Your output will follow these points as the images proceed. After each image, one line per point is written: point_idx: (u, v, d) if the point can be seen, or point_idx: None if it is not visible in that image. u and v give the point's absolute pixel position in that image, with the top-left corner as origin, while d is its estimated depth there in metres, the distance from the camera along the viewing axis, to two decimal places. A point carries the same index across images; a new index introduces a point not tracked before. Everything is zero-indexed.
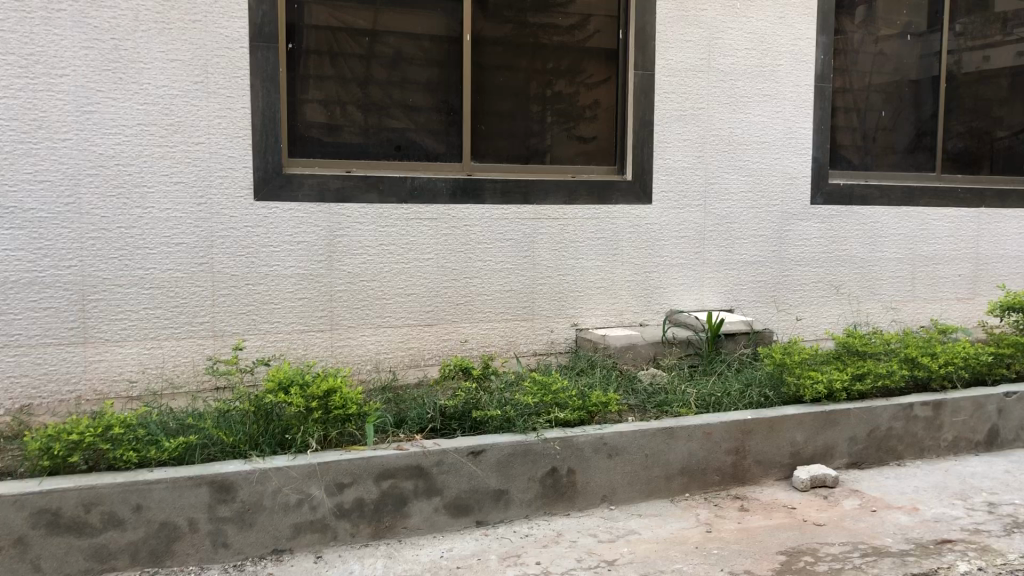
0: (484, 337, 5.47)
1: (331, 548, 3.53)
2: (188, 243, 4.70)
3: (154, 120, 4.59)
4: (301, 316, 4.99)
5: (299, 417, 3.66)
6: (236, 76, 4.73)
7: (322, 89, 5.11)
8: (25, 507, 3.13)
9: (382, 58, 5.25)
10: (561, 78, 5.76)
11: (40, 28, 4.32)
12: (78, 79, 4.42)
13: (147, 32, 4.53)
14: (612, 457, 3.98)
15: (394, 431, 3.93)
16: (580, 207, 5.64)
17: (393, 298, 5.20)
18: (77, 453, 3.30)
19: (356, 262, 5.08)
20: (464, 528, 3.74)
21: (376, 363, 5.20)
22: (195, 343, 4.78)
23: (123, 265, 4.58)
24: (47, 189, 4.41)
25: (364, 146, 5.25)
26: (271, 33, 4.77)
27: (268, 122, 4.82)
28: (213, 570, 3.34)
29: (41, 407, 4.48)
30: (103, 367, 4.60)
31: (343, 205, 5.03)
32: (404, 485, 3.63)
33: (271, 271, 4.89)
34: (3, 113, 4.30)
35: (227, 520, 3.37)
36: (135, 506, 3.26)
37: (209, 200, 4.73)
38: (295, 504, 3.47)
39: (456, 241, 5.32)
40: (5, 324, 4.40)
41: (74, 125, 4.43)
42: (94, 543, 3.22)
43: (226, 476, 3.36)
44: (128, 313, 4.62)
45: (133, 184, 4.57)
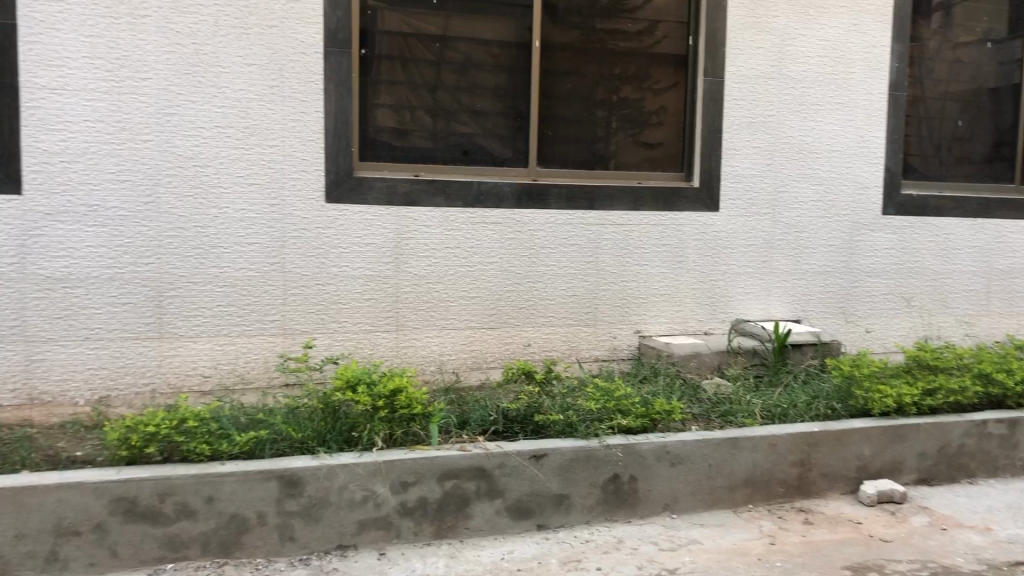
0: (547, 342, 5.49)
1: (394, 545, 3.58)
2: (261, 243, 4.82)
3: (232, 123, 4.72)
4: (368, 317, 5.08)
5: (366, 416, 3.74)
6: (311, 80, 4.84)
7: (393, 94, 5.20)
8: (104, 495, 3.24)
9: (451, 64, 5.32)
10: (628, 84, 5.76)
11: (126, 34, 4.49)
12: (160, 83, 4.57)
13: (226, 37, 4.66)
14: (675, 466, 3.96)
15: (457, 432, 3.98)
16: (646, 214, 5.62)
17: (457, 301, 5.26)
18: (153, 443, 3.41)
19: (422, 264, 5.15)
20: (525, 531, 3.76)
21: (440, 364, 5.26)
22: (265, 340, 4.89)
23: (198, 263, 4.72)
24: (129, 188, 4.57)
25: (433, 151, 5.32)
26: (345, 39, 4.86)
27: (340, 125, 4.92)
28: (280, 563, 3.42)
29: (118, 399, 4.65)
30: (177, 362, 4.74)
31: (411, 208, 5.10)
32: (466, 486, 3.66)
33: (340, 272, 4.99)
34: (89, 115, 4.47)
35: (294, 514, 3.46)
36: (207, 498, 3.36)
37: (282, 201, 4.85)
38: (361, 501, 3.53)
39: (521, 246, 5.35)
40: (87, 318, 4.57)
41: (155, 127, 4.59)
42: (167, 532, 3.32)
43: (295, 470, 3.45)
44: (203, 310, 4.76)
45: (210, 184, 4.71)
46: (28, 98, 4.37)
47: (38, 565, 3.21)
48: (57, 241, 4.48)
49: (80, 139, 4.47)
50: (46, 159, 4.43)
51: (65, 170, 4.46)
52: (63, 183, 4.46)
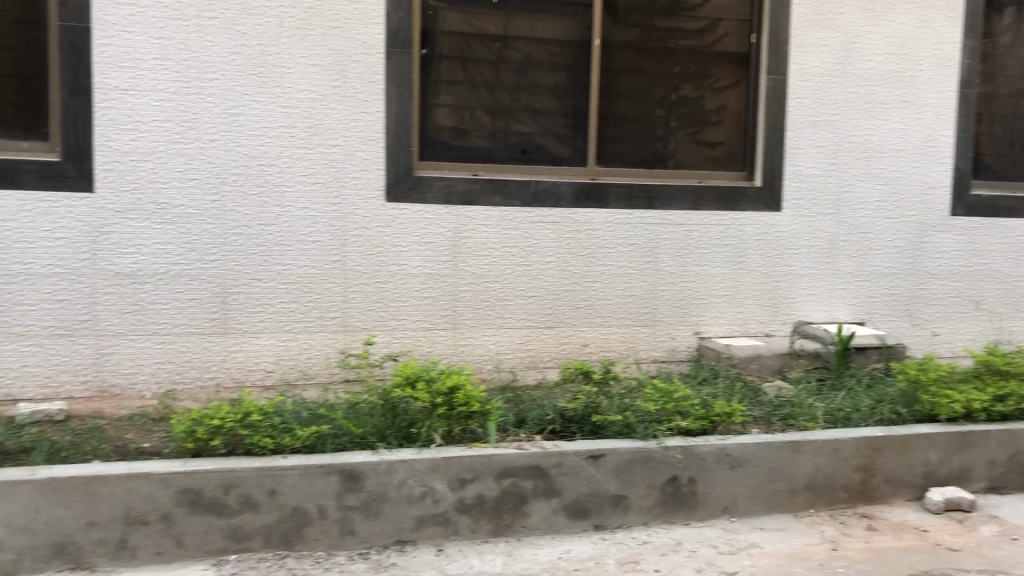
0: (605, 342, 5.47)
1: (452, 542, 3.61)
2: (322, 241, 4.89)
3: (295, 122, 4.80)
4: (426, 315, 5.12)
5: (425, 413, 3.76)
6: (372, 80, 4.89)
7: (453, 94, 5.23)
8: (170, 486, 3.32)
9: (511, 63, 5.33)
10: (688, 83, 5.70)
11: (194, 35, 4.59)
12: (226, 83, 4.66)
13: (290, 38, 4.73)
14: (735, 468, 3.91)
15: (514, 430, 3.98)
16: (706, 213, 5.57)
17: (515, 300, 5.26)
18: (218, 436, 3.49)
19: (480, 263, 5.18)
20: (582, 531, 3.75)
21: (497, 363, 5.27)
22: (326, 337, 4.96)
23: (261, 260, 4.81)
24: (196, 186, 4.67)
25: (492, 150, 5.34)
26: (406, 39, 4.91)
27: (401, 125, 4.96)
28: (340, 557, 3.47)
29: (184, 392, 4.76)
30: (240, 357, 4.84)
31: (470, 207, 5.12)
32: (524, 485, 3.67)
33: (399, 270, 5.03)
34: (159, 114, 4.58)
35: (354, 509, 3.50)
36: (270, 491, 3.42)
37: (343, 200, 4.91)
38: (419, 497, 3.56)
39: (579, 245, 5.34)
40: (155, 313, 4.68)
41: (222, 127, 4.68)
42: (231, 524, 3.39)
43: (355, 465, 3.49)
44: (266, 306, 4.85)
45: (274, 183, 4.79)
46: (100, 98, 4.49)
47: (107, 553, 3.29)
48: (127, 238, 4.60)
49: (150, 138, 4.58)
50: (117, 158, 4.55)
51: (135, 169, 4.58)
52: (133, 181, 4.58)
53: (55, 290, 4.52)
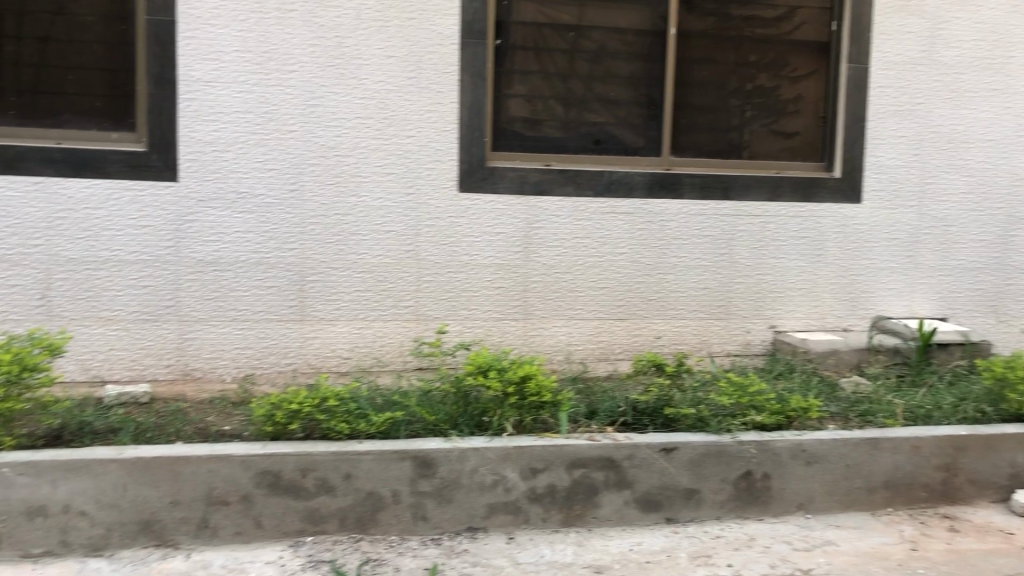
0: (677, 334, 5.42)
1: (523, 530, 3.63)
2: (396, 231, 4.95)
3: (371, 113, 4.86)
4: (497, 305, 5.14)
5: (497, 401, 3.78)
6: (447, 71, 4.92)
7: (527, 84, 5.24)
8: (250, 468, 3.41)
9: (585, 53, 5.30)
10: (765, 72, 5.60)
11: (274, 28, 4.68)
12: (304, 75, 4.75)
13: (367, 30, 4.79)
14: (811, 464, 3.84)
15: (586, 421, 3.97)
16: (783, 205, 5.47)
17: (586, 291, 5.25)
18: (296, 420, 3.57)
19: (552, 254, 5.18)
20: (653, 524, 3.73)
21: (568, 354, 5.27)
22: (400, 325, 5.02)
23: (337, 249, 4.89)
24: (275, 176, 4.78)
25: (565, 140, 5.33)
26: (481, 30, 4.92)
27: (475, 115, 4.98)
28: (413, 541, 3.52)
29: (263, 377, 4.88)
30: (317, 344, 4.93)
31: (542, 197, 5.12)
32: (595, 476, 3.67)
33: (472, 260, 5.07)
34: (240, 106, 4.69)
35: (427, 495, 3.55)
36: (346, 475, 3.48)
37: (417, 190, 4.96)
38: (491, 485, 3.59)
39: (652, 237, 5.30)
40: (235, 300, 4.81)
41: (300, 117, 4.77)
42: (308, 506, 3.46)
43: (428, 452, 3.53)
44: (341, 295, 4.93)
45: (350, 173, 4.86)
46: (185, 90, 4.62)
47: (190, 531, 3.40)
48: (209, 226, 4.73)
49: (232, 129, 4.70)
50: (200, 148, 4.67)
51: (217, 159, 4.70)
52: (215, 171, 4.70)
53: (141, 277, 4.67)
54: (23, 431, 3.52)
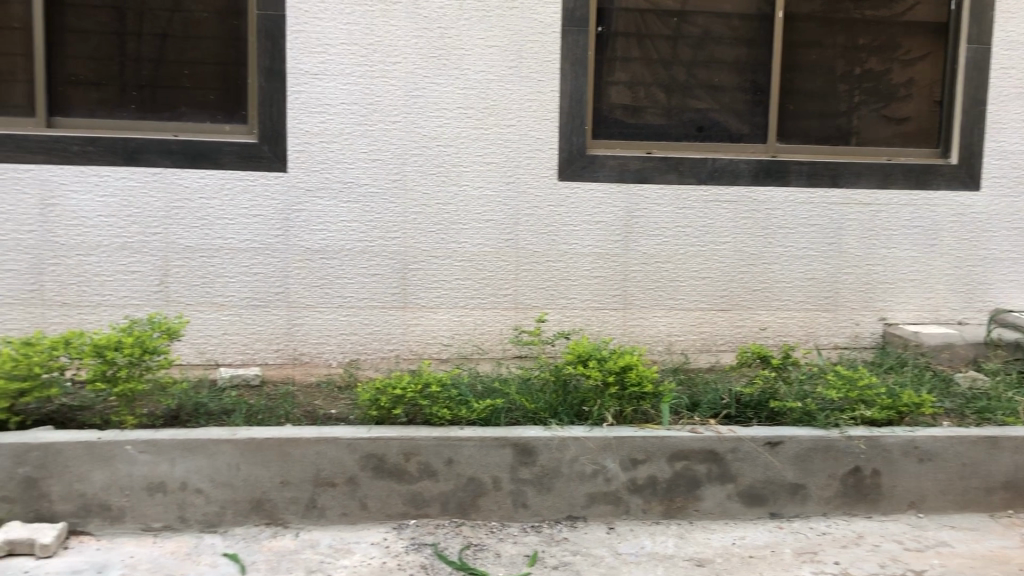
0: (782, 326, 5.29)
1: (623, 521, 3.62)
2: (497, 220, 4.98)
3: (472, 103, 4.89)
4: (597, 294, 5.12)
5: (597, 391, 3.75)
6: (548, 60, 4.91)
7: (628, 71, 5.18)
8: (356, 450, 3.49)
9: (689, 39, 5.21)
10: (877, 55, 5.39)
11: (379, 20, 4.75)
12: (408, 66, 4.82)
13: (469, 20, 4.82)
14: (924, 462, 3.70)
15: (688, 413, 3.92)
16: (895, 193, 5.27)
17: (688, 281, 5.18)
18: (399, 406, 3.63)
19: (653, 243, 5.12)
20: (757, 518, 3.67)
21: (669, 345, 5.21)
22: (500, 313, 5.06)
23: (439, 238, 4.96)
24: (379, 167, 4.86)
25: (667, 127, 5.25)
26: (582, 18, 4.89)
27: (576, 104, 4.96)
28: (513, 528, 3.56)
29: (366, 362, 4.99)
30: (419, 331, 5.01)
31: (644, 185, 5.07)
32: (698, 468, 3.62)
33: (571, 249, 5.06)
34: (346, 97, 4.79)
35: (527, 482, 3.57)
36: (448, 460, 3.53)
37: (517, 179, 4.97)
38: (591, 474, 3.58)
39: (756, 225, 5.18)
40: (340, 287, 4.92)
41: (403, 108, 4.84)
42: (411, 490, 3.53)
43: (528, 440, 3.55)
44: (443, 283, 5.00)
45: (452, 163, 4.91)
46: (293, 83, 4.74)
47: (299, 511, 3.50)
48: (316, 215, 4.85)
49: (338, 120, 4.80)
50: (308, 140, 4.79)
51: (324, 150, 4.81)
52: (322, 162, 4.82)
53: (252, 264, 4.83)
54: (144, 411, 3.68)
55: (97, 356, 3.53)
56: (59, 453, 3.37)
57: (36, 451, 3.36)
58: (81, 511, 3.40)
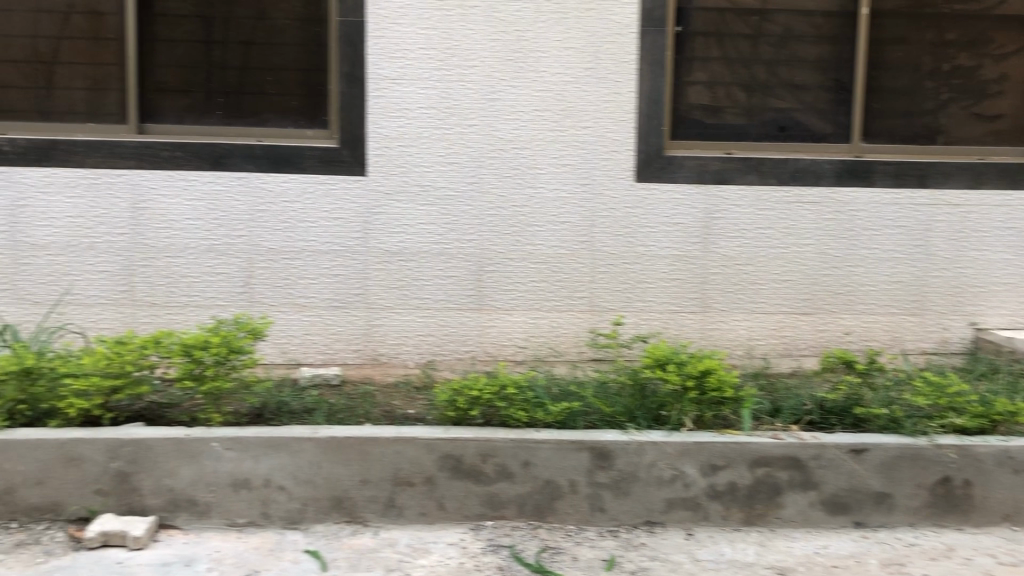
0: (867, 330, 5.15)
1: (702, 527, 3.56)
2: (573, 222, 4.97)
3: (549, 105, 4.89)
4: (674, 297, 5.06)
5: (676, 395, 3.71)
6: (626, 61, 4.88)
7: (707, 71, 5.11)
8: (434, 451, 3.52)
9: (770, 37, 5.11)
10: (966, 50, 5.21)
11: (457, 24, 4.79)
12: (485, 69, 4.84)
13: (546, 22, 4.82)
14: (1019, 473, 3.55)
15: (769, 419, 3.85)
16: (987, 193, 5.09)
17: (769, 283, 5.08)
18: (476, 407, 3.66)
19: (732, 245, 5.04)
20: (841, 527, 3.57)
21: (749, 349, 5.12)
22: (576, 316, 5.05)
23: (515, 241, 4.97)
24: (456, 170, 4.90)
25: (747, 127, 5.16)
26: (660, 18, 4.85)
27: (653, 105, 4.91)
28: (590, 532, 3.54)
29: (443, 364, 5.03)
30: (495, 333, 5.03)
31: (723, 186, 5.00)
32: (779, 475, 3.55)
33: (648, 251, 5.01)
34: (424, 101, 4.84)
35: (605, 486, 3.55)
36: (524, 462, 3.53)
37: (594, 181, 4.95)
38: (669, 479, 3.54)
39: (840, 227, 5.05)
40: (418, 289, 4.97)
41: (480, 112, 4.87)
42: (488, 491, 3.54)
43: (606, 443, 3.53)
44: (519, 285, 5.01)
45: (528, 166, 4.92)
46: (373, 88, 4.81)
47: (378, 509, 3.55)
48: (395, 218, 4.91)
49: (416, 124, 4.86)
50: (387, 144, 4.86)
51: (402, 153, 4.87)
52: (400, 165, 4.87)
53: (333, 266, 4.92)
54: (230, 408, 3.77)
55: (185, 356, 3.64)
56: (149, 449, 3.48)
57: (128, 446, 3.47)
58: (170, 506, 3.50)
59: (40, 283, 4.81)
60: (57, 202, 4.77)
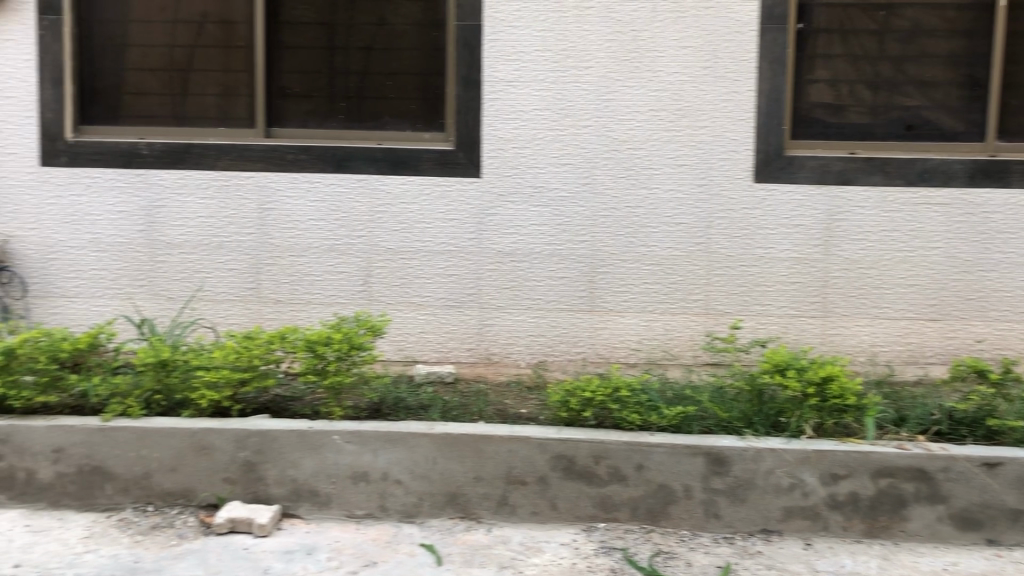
0: (1000, 338, 4.90)
1: (821, 537, 3.46)
2: (688, 224, 4.91)
3: (665, 105, 4.84)
4: (794, 301, 4.93)
5: (795, 401, 3.61)
6: (745, 59, 4.78)
7: (830, 68, 4.96)
8: (547, 451, 3.54)
9: (898, 33, 4.92)
10: None
11: (573, 26, 4.80)
12: (600, 70, 4.83)
13: (663, 21, 4.78)
14: None
15: (894, 428, 3.71)
16: None
17: (894, 288, 4.90)
18: (589, 408, 3.66)
19: (855, 248, 4.88)
20: (971, 544, 3.41)
21: (872, 355, 4.95)
22: (691, 318, 4.98)
23: (628, 242, 4.94)
24: (570, 170, 4.91)
25: (872, 126, 4.98)
26: (781, 15, 4.74)
27: (773, 104, 4.80)
28: (704, 538, 3.49)
29: (555, 364, 5.04)
30: (607, 334, 5.02)
31: (846, 187, 4.85)
32: (904, 487, 3.41)
33: (766, 253, 4.90)
34: (538, 103, 4.87)
35: (720, 492, 3.49)
36: (638, 465, 3.51)
37: (710, 181, 4.88)
38: (787, 488, 3.46)
39: (972, 230, 4.83)
40: (530, 289, 5.01)
41: (595, 112, 4.86)
42: (601, 493, 3.53)
43: (722, 449, 3.47)
44: (632, 286, 4.98)
45: (643, 166, 4.89)
46: (489, 90, 4.87)
47: (491, 506, 3.59)
48: (509, 219, 4.96)
49: (530, 126, 4.89)
50: (502, 145, 4.90)
51: (517, 155, 4.91)
52: (515, 167, 4.92)
53: (448, 266, 5.00)
54: (350, 403, 3.89)
55: (308, 351, 3.77)
56: (275, 440, 3.62)
57: (255, 437, 3.62)
58: (293, 495, 3.63)
59: (174, 280, 5.06)
60: (190, 203, 5.01)
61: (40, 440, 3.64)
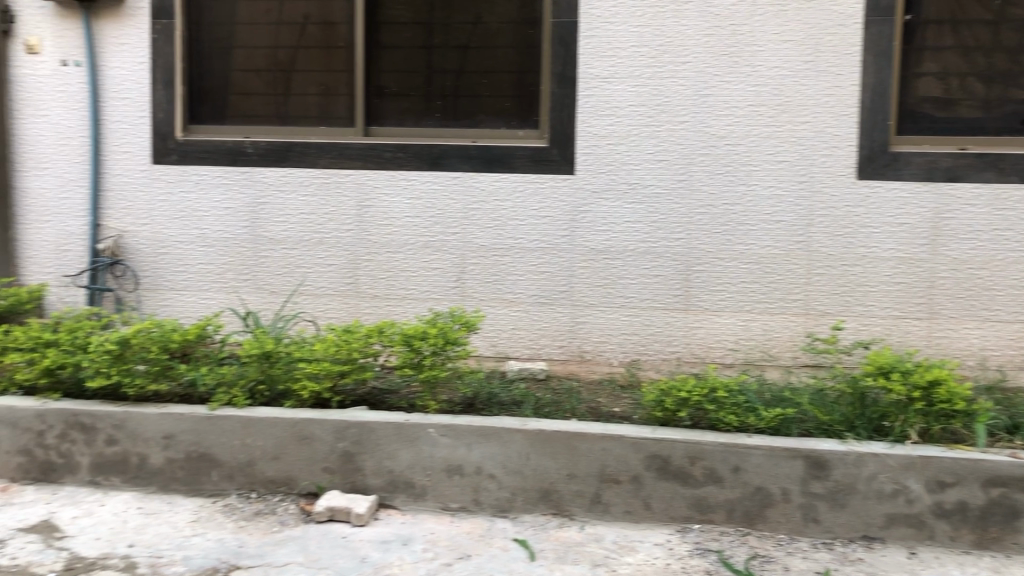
0: None
1: (927, 547, 3.34)
2: (787, 222, 4.80)
3: (765, 101, 4.74)
4: (898, 302, 4.77)
5: (899, 405, 3.50)
6: (848, 53, 4.65)
7: (939, 61, 4.78)
8: (641, 450, 3.52)
9: (1013, 22, 4.71)
10: None
11: (670, 21, 4.75)
12: (698, 65, 4.77)
13: (763, 15, 4.69)
14: None
15: (1006, 436, 3.55)
16: None
17: (1006, 290, 4.69)
18: (684, 408, 3.61)
19: (964, 247, 4.69)
20: None
21: (982, 359, 4.75)
22: (789, 319, 4.87)
23: (724, 240, 4.87)
24: (666, 167, 4.86)
25: (984, 121, 4.78)
26: (888, 6, 4.60)
27: (878, 98, 4.66)
28: (802, 543, 3.41)
29: (648, 363, 5.00)
30: (702, 334, 4.95)
31: (955, 184, 4.67)
32: (1017, 497, 3.27)
33: (870, 253, 4.76)
34: (634, 99, 4.84)
35: (819, 497, 3.41)
36: (734, 467, 3.46)
37: (811, 178, 4.76)
38: (890, 494, 3.36)
39: None
40: (624, 287, 4.98)
41: (692, 108, 4.80)
42: (695, 494, 3.50)
43: (822, 452, 3.39)
44: (729, 286, 4.90)
45: (741, 163, 4.80)
46: (585, 87, 4.86)
47: (584, 504, 3.59)
48: (603, 216, 4.94)
49: (626, 122, 4.86)
50: (597, 142, 4.89)
51: (612, 151, 4.89)
52: (609, 164, 4.90)
53: (541, 263, 5.02)
54: (444, 397, 3.95)
55: (405, 345, 3.84)
56: (372, 431, 3.69)
57: (354, 428, 3.71)
58: (389, 486, 3.71)
59: (277, 274, 5.22)
60: (292, 200, 5.16)
61: (152, 426, 3.80)
